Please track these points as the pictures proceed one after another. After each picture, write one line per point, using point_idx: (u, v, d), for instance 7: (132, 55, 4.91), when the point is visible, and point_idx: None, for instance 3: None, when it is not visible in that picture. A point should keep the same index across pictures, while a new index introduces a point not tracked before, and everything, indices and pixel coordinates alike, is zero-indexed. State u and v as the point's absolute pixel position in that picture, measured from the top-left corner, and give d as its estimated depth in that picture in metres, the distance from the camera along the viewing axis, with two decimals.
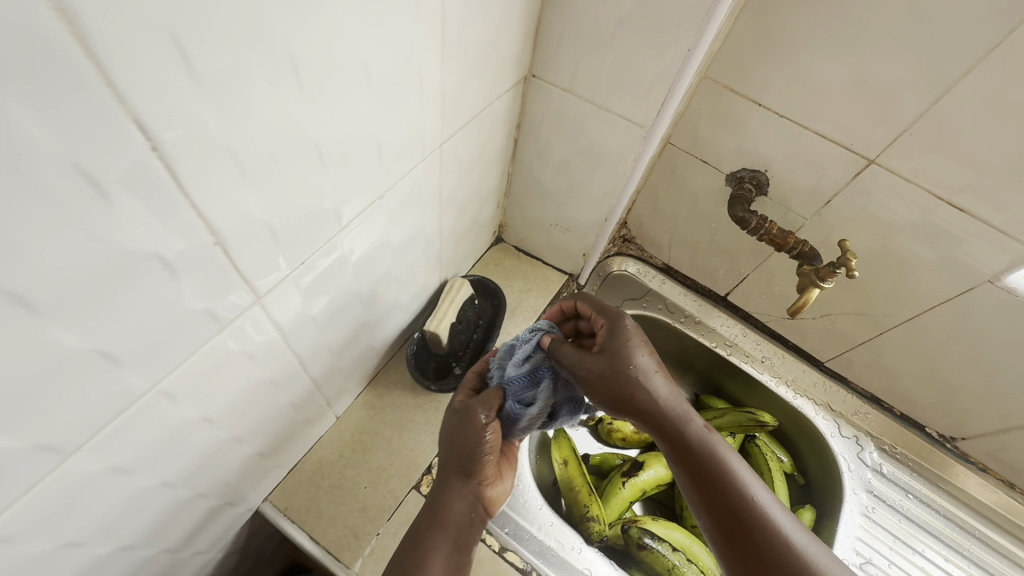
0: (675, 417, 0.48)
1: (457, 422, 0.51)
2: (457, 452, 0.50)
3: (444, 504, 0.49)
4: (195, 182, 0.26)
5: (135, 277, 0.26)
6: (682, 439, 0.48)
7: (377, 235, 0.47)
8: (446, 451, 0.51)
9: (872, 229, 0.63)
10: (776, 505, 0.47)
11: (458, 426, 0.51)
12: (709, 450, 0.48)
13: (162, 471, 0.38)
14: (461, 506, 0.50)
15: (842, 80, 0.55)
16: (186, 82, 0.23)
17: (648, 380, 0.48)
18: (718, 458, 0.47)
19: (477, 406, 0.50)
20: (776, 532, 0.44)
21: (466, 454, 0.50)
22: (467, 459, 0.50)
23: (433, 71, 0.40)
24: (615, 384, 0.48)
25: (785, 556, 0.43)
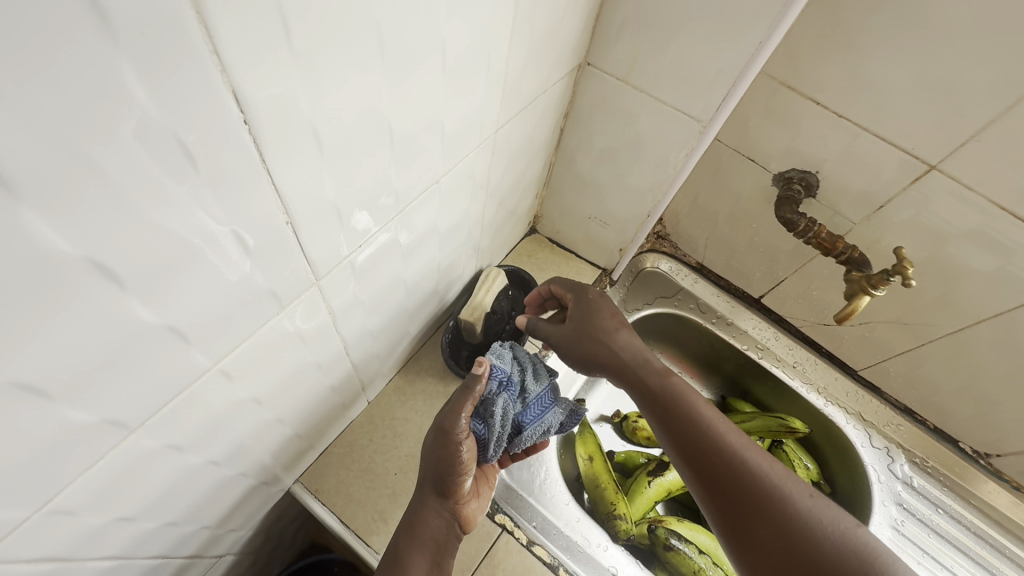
0: (638, 362, 0.54)
1: (434, 441, 0.52)
2: (435, 470, 0.52)
3: (420, 519, 0.51)
4: (276, 158, 0.25)
5: (212, 252, 0.26)
6: (641, 381, 0.53)
7: (428, 221, 0.46)
8: (425, 468, 0.53)
9: (926, 237, 0.61)
10: (736, 433, 0.50)
11: (434, 444, 0.52)
12: (666, 388, 0.52)
13: (210, 449, 0.38)
14: (437, 522, 0.51)
15: (910, 80, 0.52)
16: (282, 53, 0.22)
17: (610, 333, 0.56)
18: (676, 394, 0.52)
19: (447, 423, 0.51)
20: (733, 454, 0.48)
21: (442, 471, 0.51)
22: (443, 477, 0.51)
23: (500, 54, 0.39)
24: (582, 339, 0.57)
25: (739, 472, 0.47)
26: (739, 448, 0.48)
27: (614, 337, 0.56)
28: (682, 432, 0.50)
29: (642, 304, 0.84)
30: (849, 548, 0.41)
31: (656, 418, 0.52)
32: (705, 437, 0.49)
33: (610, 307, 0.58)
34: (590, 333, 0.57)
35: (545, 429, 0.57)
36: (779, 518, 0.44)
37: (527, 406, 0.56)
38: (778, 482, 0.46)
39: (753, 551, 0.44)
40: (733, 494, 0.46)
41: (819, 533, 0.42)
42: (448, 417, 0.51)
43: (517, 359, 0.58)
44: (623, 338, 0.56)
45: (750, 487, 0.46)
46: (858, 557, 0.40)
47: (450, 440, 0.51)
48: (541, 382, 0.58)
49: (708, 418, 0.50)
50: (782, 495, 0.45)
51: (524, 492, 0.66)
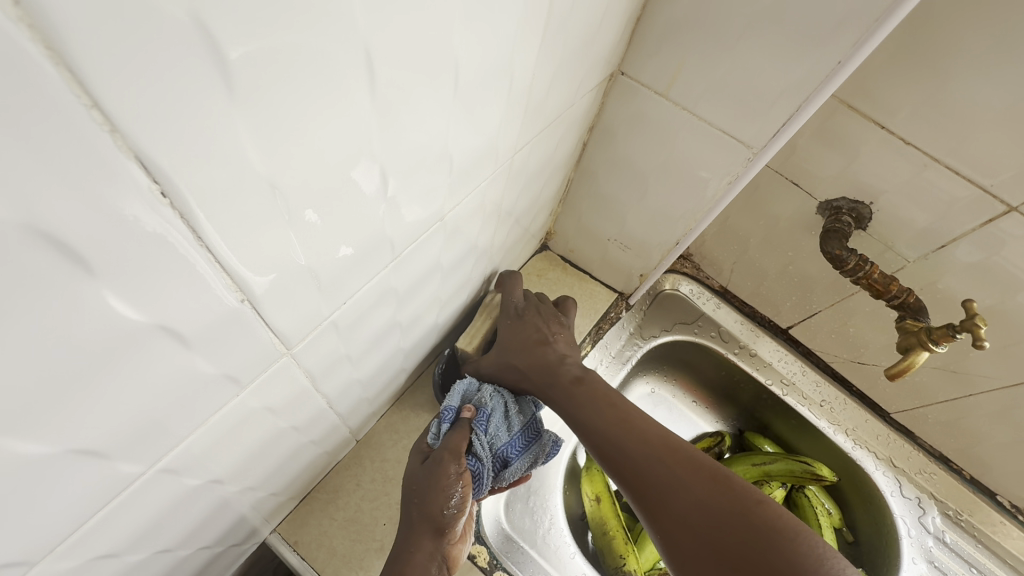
0: (552, 372, 0.54)
1: (422, 475, 0.44)
2: (431, 503, 0.42)
3: (410, 561, 0.41)
4: (218, 233, 0.18)
5: (132, 357, 0.19)
6: (553, 389, 0.53)
7: (427, 262, 0.39)
8: (413, 504, 0.43)
9: (992, 284, 0.54)
10: (641, 423, 0.48)
11: (423, 479, 0.43)
12: (573, 393, 0.52)
13: (157, 542, 0.31)
14: (428, 566, 0.41)
15: (996, 109, 0.45)
16: (219, 95, 0.15)
17: (531, 348, 0.56)
18: (581, 398, 0.51)
19: (449, 458, 0.44)
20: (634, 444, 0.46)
21: (439, 502, 0.42)
22: (440, 511, 0.42)
23: (526, 68, 0.31)
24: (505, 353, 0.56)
25: (640, 464, 0.45)
26: (645, 439, 0.46)
27: (535, 351, 0.56)
28: (591, 433, 0.49)
29: (659, 331, 0.77)
30: (746, 527, 0.39)
31: (571, 420, 0.51)
32: (609, 433, 0.48)
33: (539, 323, 0.59)
34: (513, 346, 0.56)
35: (532, 468, 0.50)
36: (682, 507, 0.41)
37: (518, 437, 0.50)
38: (679, 468, 0.43)
39: (664, 545, 0.42)
40: (640, 491, 0.44)
41: (718, 515, 0.40)
42: (444, 447, 0.45)
43: (498, 387, 0.53)
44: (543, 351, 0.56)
45: (651, 475, 0.44)
46: (755, 536, 0.38)
47: (445, 467, 0.43)
48: (525, 414, 0.53)
49: (614, 415, 0.49)
50: (683, 481, 0.43)
51: (525, 543, 0.60)
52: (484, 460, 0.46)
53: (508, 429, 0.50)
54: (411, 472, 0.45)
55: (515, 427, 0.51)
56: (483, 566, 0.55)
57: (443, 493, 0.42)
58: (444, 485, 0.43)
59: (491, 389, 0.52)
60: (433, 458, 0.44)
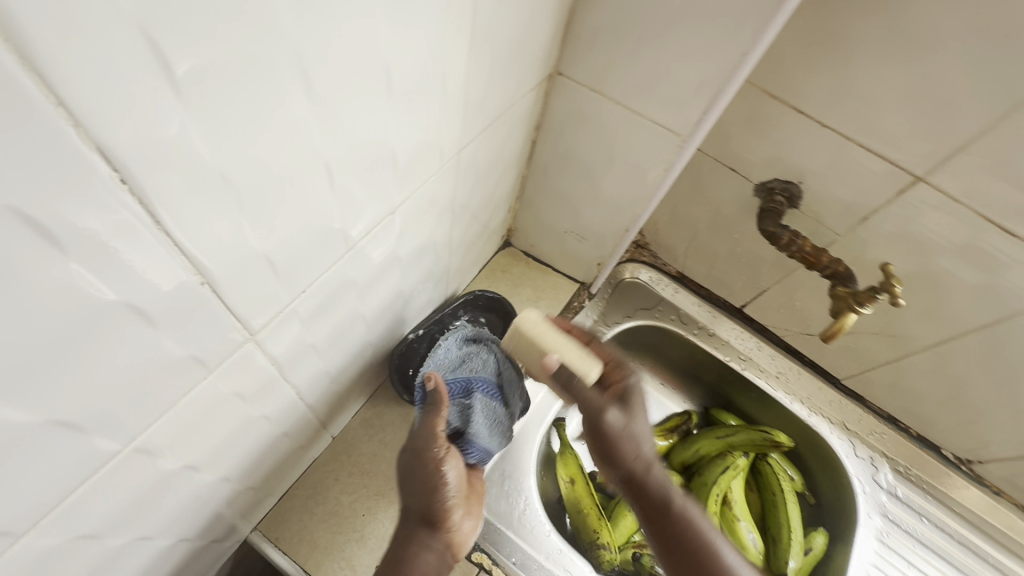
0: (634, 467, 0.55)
1: (408, 465, 0.50)
2: (422, 497, 0.50)
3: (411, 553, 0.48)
4: (177, 219, 0.21)
5: (102, 332, 0.21)
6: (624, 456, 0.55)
7: (385, 252, 0.42)
8: (407, 495, 0.50)
9: (910, 250, 0.59)
10: (698, 510, 0.54)
11: (413, 470, 0.50)
12: (640, 462, 0.55)
13: (137, 527, 0.33)
14: (426, 553, 0.49)
15: (894, 91, 0.50)
16: (169, 97, 0.18)
17: (599, 405, 0.53)
18: (648, 469, 0.55)
19: (429, 448, 0.49)
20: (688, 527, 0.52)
21: (428, 498, 0.49)
22: (432, 502, 0.49)
23: (458, 70, 0.35)
24: (588, 393, 0.53)
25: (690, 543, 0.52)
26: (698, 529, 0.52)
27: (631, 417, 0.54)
28: (649, 503, 0.54)
29: (622, 317, 0.81)
30: None
31: (629, 485, 0.56)
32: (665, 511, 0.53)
33: (639, 406, 0.56)
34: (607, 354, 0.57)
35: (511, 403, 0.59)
36: None
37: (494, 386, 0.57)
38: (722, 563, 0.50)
39: None
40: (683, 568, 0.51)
41: None
42: (421, 433, 0.50)
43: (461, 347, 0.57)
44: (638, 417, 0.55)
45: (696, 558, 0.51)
46: None
47: (428, 453, 0.49)
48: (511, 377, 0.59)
49: (671, 497, 0.54)
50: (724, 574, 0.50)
51: (502, 524, 0.62)
52: (474, 430, 0.53)
53: (490, 385, 0.56)
54: (399, 458, 0.51)
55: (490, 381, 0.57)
56: None
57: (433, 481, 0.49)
58: (430, 474, 0.49)
59: (480, 353, 0.57)
60: (414, 447, 0.50)
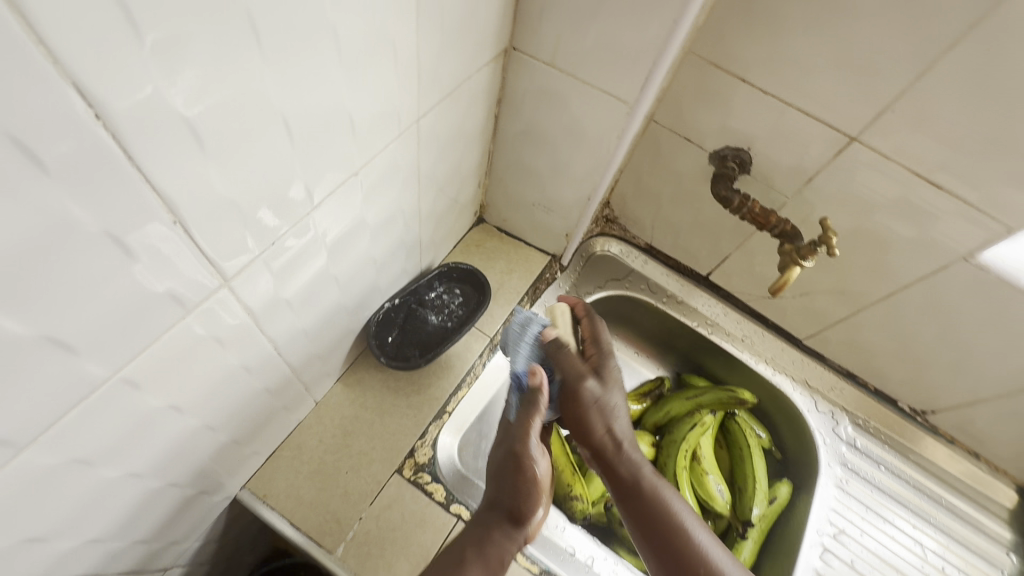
0: (607, 447, 0.58)
1: (505, 461, 0.53)
2: (516, 497, 0.51)
3: (490, 545, 0.49)
4: (148, 157, 0.24)
5: (86, 257, 0.25)
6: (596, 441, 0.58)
7: (353, 215, 0.45)
8: (504, 492, 0.52)
9: (852, 208, 0.63)
10: (677, 498, 0.56)
11: (507, 466, 0.53)
12: (617, 446, 0.58)
13: (128, 462, 0.37)
14: (506, 547, 0.50)
15: (824, 57, 0.54)
16: (135, 44, 0.21)
17: (576, 381, 0.59)
18: (623, 454, 0.57)
19: (529, 450, 0.53)
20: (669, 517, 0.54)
21: (523, 498, 0.51)
22: (524, 499, 0.52)
23: (408, 39, 0.38)
24: (575, 362, 0.60)
25: (671, 532, 0.53)
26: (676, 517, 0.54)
27: (531, 457, 0.53)
28: (631, 490, 0.56)
29: (593, 287, 0.84)
30: None
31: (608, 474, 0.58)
32: (645, 501, 0.55)
33: (540, 434, 0.55)
34: (592, 330, 0.63)
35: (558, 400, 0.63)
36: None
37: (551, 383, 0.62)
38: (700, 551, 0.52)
39: None
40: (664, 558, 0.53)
41: None
42: (520, 431, 0.54)
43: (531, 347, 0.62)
44: (538, 457, 0.53)
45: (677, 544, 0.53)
46: None
47: (525, 453, 0.53)
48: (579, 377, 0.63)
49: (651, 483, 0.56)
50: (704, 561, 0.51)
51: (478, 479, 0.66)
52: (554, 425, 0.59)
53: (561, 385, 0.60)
54: (498, 451, 0.55)
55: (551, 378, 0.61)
56: (440, 501, 0.60)
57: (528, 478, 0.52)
58: (523, 474, 0.52)
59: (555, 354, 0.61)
60: (518, 446, 0.53)
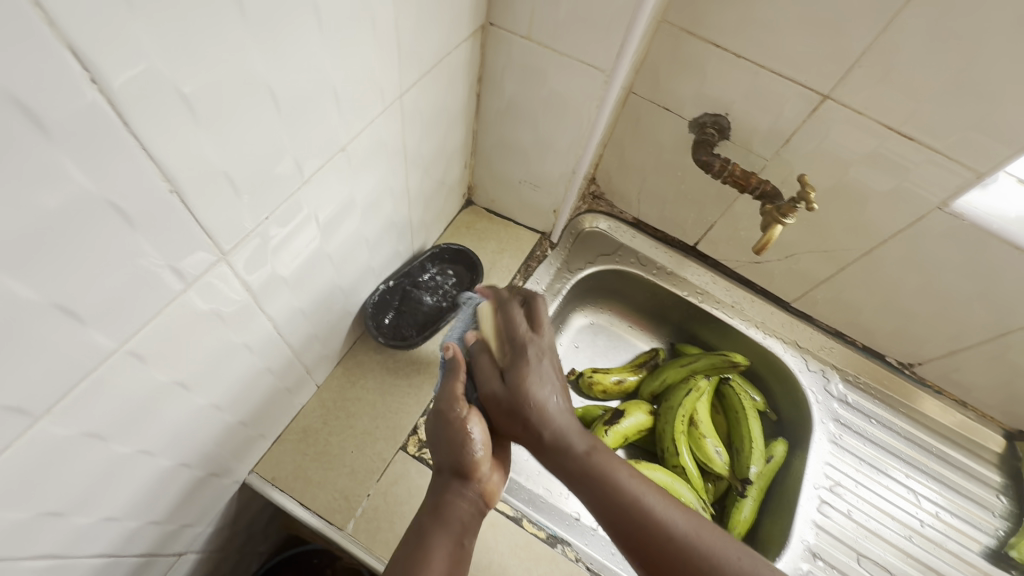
0: (538, 440, 0.51)
1: (436, 427, 0.51)
2: (453, 454, 0.49)
3: (445, 509, 0.48)
4: (144, 125, 0.26)
5: (90, 225, 0.26)
6: (542, 442, 0.51)
7: (343, 191, 0.46)
8: (443, 456, 0.50)
9: (829, 165, 0.65)
10: (640, 482, 0.50)
11: (440, 434, 0.51)
12: (563, 446, 0.51)
13: (139, 439, 0.38)
14: (461, 507, 0.48)
15: (793, 17, 0.56)
16: (125, 10, 0.22)
17: (496, 385, 0.51)
18: (571, 451, 0.50)
19: (454, 406, 0.50)
20: (635, 502, 0.48)
21: (459, 455, 0.49)
22: (465, 456, 0.49)
23: (386, 11, 0.39)
24: (479, 356, 0.53)
25: (642, 522, 0.47)
26: (645, 503, 0.48)
27: (519, 392, 0.50)
28: (592, 493, 0.49)
29: (585, 263, 0.86)
30: None
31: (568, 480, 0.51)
32: (605, 495, 0.49)
33: (541, 375, 0.51)
34: (507, 322, 0.55)
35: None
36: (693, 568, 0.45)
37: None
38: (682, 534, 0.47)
39: None
40: (643, 552, 0.47)
41: None
42: (443, 398, 0.51)
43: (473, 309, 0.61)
44: (533, 392, 0.51)
45: (654, 532, 0.47)
46: None
47: (451, 414, 0.50)
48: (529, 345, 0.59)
49: (604, 473, 0.49)
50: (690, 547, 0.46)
51: None
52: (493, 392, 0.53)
53: None
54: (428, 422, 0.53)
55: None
56: None
57: (462, 438, 0.49)
58: (456, 433, 0.49)
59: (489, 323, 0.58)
60: (441, 406, 0.51)
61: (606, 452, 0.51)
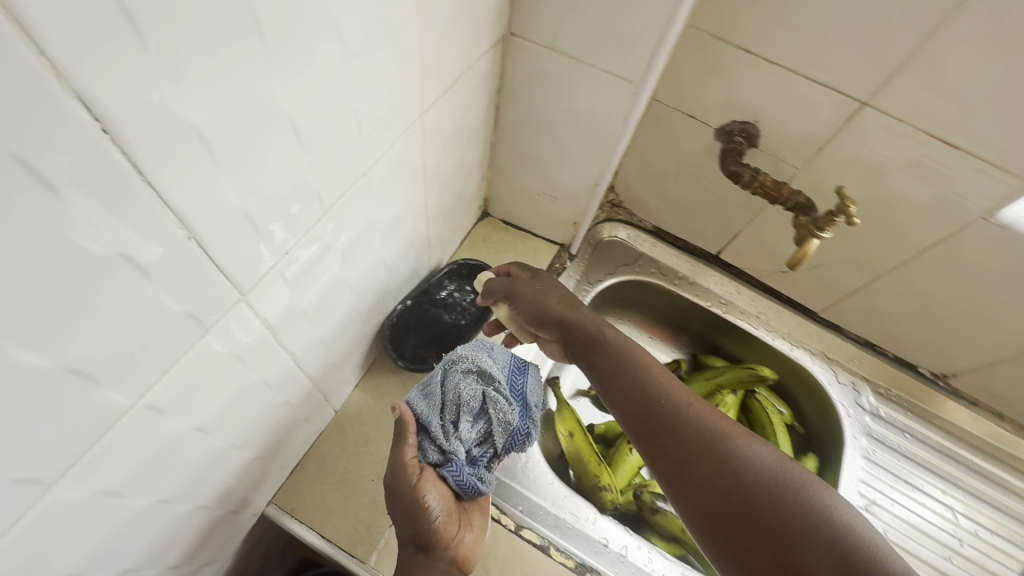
0: (565, 334, 0.57)
1: (391, 500, 0.47)
2: (410, 525, 0.46)
3: None
4: (158, 171, 0.23)
5: (103, 282, 0.23)
6: (569, 334, 0.56)
7: (363, 217, 0.44)
8: (403, 532, 0.47)
9: (866, 174, 0.62)
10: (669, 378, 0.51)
11: (396, 508, 0.47)
12: (589, 337, 0.55)
13: (156, 488, 0.35)
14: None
15: (831, 20, 0.53)
16: (137, 50, 0.20)
17: (528, 293, 0.59)
18: (595, 340, 0.55)
19: (401, 474, 0.47)
20: (653, 386, 0.50)
21: (416, 525, 0.46)
22: (420, 527, 0.46)
23: (410, 27, 0.37)
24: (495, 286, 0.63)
25: (657, 402, 0.48)
26: (664, 390, 0.49)
27: (537, 294, 0.59)
28: (612, 377, 0.52)
29: (605, 275, 0.84)
30: (756, 478, 0.41)
31: (594, 373, 0.54)
32: (626, 379, 0.51)
33: (553, 283, 0.60)
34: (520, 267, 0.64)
35: (497, 446, 0.52)
36: (700, 449, 0.44)
37: (479, 424, 0.52)
38: (694, 420, 0.46)
39: (664, 477, 0.45)
40: (653, 436, 0.47)
41: (735, 462, 0.42)
42: (393, 466, 0.48)
43: (450, 376, 0.54)
44: (549, 295, 0.58)
45: (664, 410, 0.48)
46: (762, 483, 0.41)
47: (403, 485, 0.47)
48: (503, 396, 0.54)
49: (630, 364, 0.52)
50: (701, 432, 0.45)
51: (507, 478, 0.66)
52: (453, 453, 0.49)
53: (475, 403, 0.52)
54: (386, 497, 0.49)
55: (472, 414, 0.52)
56: None
57: (415, 509, 0.46)
58: (412, 503, 0.46)
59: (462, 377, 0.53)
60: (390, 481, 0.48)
61: (641, 349, 0.54)
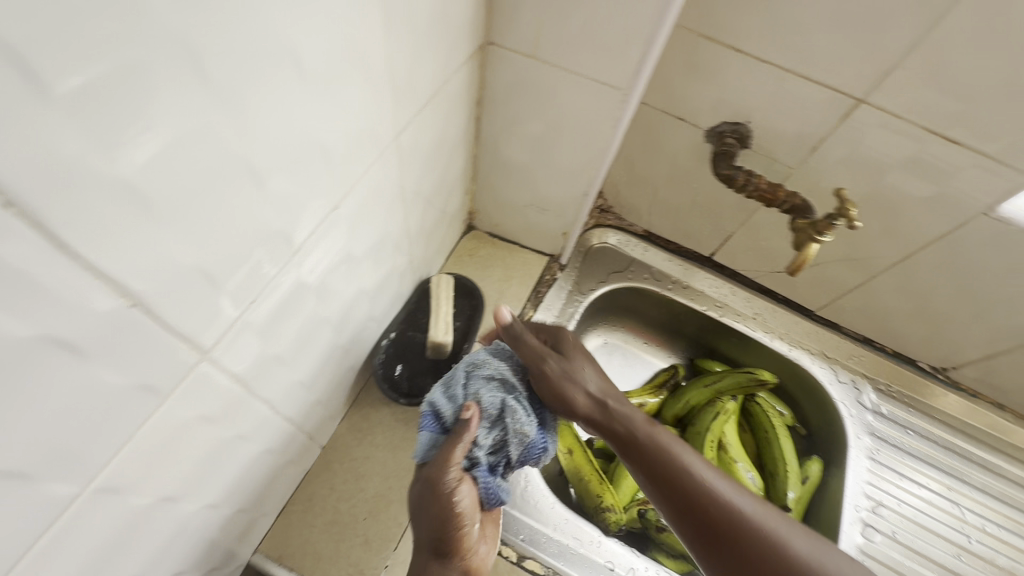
0: (591, 414, 0.54)
1: (420, 497, 0.44)
2: (436, 528, 0.43)
3: None
4: (85, 239, 0.20)
5: (28, 373, 0.20)
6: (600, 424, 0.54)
7: (338, 250, 0.41)
8: (424, 533, 0.44)
9: (862, 173, 0.60)
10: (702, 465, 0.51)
11: (424, 507, 0.44)
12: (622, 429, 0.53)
13: (121, 569, 0.32)
14: None
15: (824, 16, 0.50)
16: (39, 105, 0.16)
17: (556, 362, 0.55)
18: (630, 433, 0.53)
19: (438, 473, 0.44)
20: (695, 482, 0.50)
21: (444, 529, 0.43)
22: (448, 531, 0.43)
23: (378, 45, 0.33)
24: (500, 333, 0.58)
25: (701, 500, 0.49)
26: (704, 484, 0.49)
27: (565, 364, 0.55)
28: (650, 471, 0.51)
29: (597, 283, 0.81)
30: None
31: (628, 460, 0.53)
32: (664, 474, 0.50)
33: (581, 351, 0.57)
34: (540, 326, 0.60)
35: (512, 457, 0.49)
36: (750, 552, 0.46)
37: (495, 433, 0.48)
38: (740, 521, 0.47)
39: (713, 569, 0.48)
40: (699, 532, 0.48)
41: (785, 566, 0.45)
42: (432, 463, 0.45)
43: (473, 380, 0.50)
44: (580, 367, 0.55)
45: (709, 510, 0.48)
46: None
47: (440, 485, 0.43)
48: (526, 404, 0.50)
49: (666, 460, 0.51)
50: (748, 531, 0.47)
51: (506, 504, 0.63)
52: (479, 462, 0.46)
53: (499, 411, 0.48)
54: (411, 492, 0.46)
55: (487, 421, 0.48)
56: None
57: (448, 511, 0.43)
58: (445, 504, 0.43)
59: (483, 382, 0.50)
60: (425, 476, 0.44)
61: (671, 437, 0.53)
